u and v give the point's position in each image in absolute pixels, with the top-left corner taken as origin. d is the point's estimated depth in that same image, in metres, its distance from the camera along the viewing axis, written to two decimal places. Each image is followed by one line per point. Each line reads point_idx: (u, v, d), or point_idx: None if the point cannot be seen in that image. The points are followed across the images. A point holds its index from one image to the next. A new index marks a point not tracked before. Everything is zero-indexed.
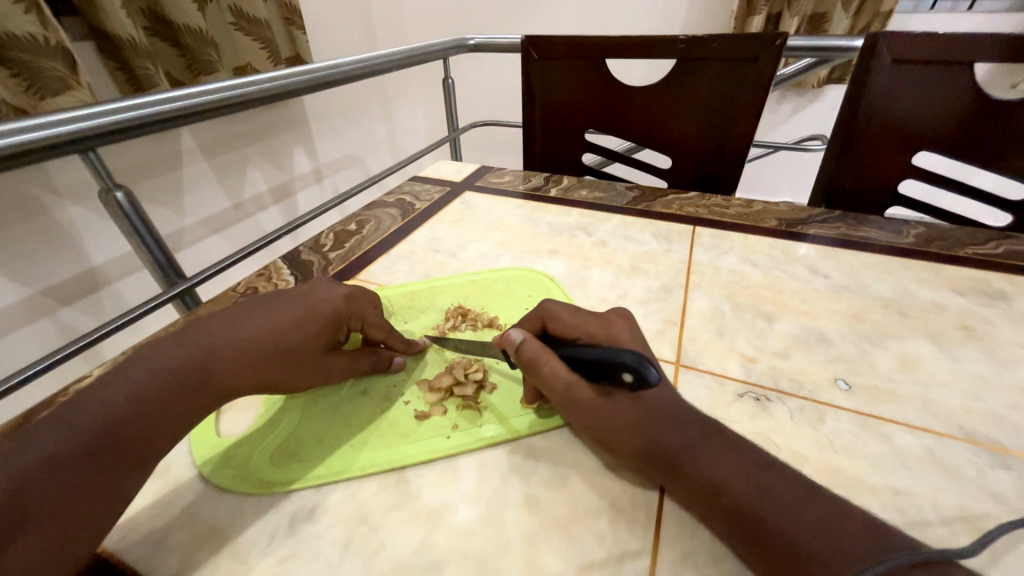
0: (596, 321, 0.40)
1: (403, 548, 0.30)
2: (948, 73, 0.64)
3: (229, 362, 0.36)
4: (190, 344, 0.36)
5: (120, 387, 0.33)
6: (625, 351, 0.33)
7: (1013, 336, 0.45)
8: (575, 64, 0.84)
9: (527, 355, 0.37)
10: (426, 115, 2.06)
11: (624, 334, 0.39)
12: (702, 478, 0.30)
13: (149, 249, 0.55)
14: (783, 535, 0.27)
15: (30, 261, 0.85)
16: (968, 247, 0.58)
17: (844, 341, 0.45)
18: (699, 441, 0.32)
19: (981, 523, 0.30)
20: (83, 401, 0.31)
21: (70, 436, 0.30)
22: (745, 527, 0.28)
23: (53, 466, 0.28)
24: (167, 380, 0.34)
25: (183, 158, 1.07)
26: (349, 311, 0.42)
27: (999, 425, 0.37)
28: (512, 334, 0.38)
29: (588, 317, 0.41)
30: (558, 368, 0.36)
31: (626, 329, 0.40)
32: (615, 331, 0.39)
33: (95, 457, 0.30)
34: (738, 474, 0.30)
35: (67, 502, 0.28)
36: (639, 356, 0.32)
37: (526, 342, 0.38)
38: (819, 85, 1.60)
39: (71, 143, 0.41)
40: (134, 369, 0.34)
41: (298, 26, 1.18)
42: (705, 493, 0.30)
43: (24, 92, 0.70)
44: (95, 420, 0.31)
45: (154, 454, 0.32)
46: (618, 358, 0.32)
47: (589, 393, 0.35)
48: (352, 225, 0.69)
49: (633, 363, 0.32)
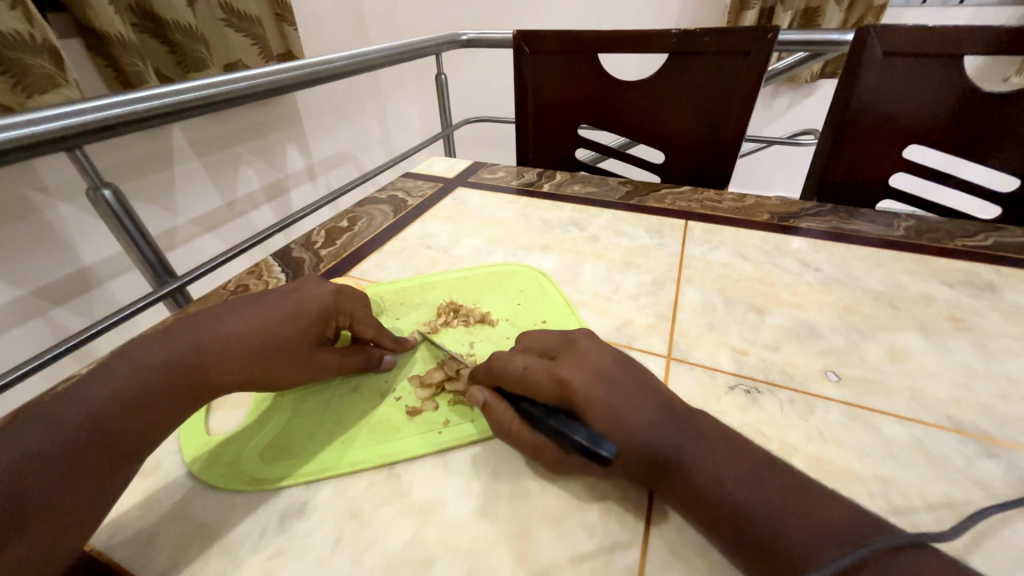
0: (546, 373, 0.34)
1: (394, 544, 0.30)
2: (937, 66, 0.64)
3: (214, 359, 0.36)
4: (175, 340, 0.36)
5: (105, 384, 0.32)
6: (577, 431, 0.30)
7: (1000, 327, 0.46)
8: (567, 59, 0.84)
9: (493, 418, 0.35)
10: (419, 112, 2.05)
11: (578, 379, 0.33)
12: (684, 488, 0.30)
13: (139, 248, 0.55)
14: (765, 540, 0.27)
15: (20, 261, 0.84)
16: (958, 239, 0.59)
17: (834, 333, 0.45)
18: (677, 450, 0.31)
19: (967, 509, 0.30)
20: (65, 399, 0.31)
21: (53, 434, 0.29)
22: (729, 533, 0.28)
23: (38, 462, 0.28)
24: (151, 377, 0.34)
25: (174, 156, 1.06)
26: (336, 307, 0.42)
27: (985, 414, 0.37)
28: (473, 394, 0.35)
29: (535, 371, 0.34)
30: (523, 431, 0.33)
31: (582, 374, 0.34)
32: (568, 382, 0.33)
33: (81, 452, 0.29)
34: (723, 480, 0.29)
35: (51, 500, 0.28)
36: (593, 432, 0.30)
37: (489, 401, 0.35)
38: (812, 80, 1.60)
39: (57, 141, 0.41)
40: (118, 367, 0.34)
41: (289, 22, 1.17)
42: (687, 502, 0.30)
43: (12, 90, 0.69)
44: (80, 416, 0.31)
45: (139, 452, 0.32)
46: (570, 435, 0.30)
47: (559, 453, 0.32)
48: (344, 223, 0.68)
49: (588, 446, 0.29)
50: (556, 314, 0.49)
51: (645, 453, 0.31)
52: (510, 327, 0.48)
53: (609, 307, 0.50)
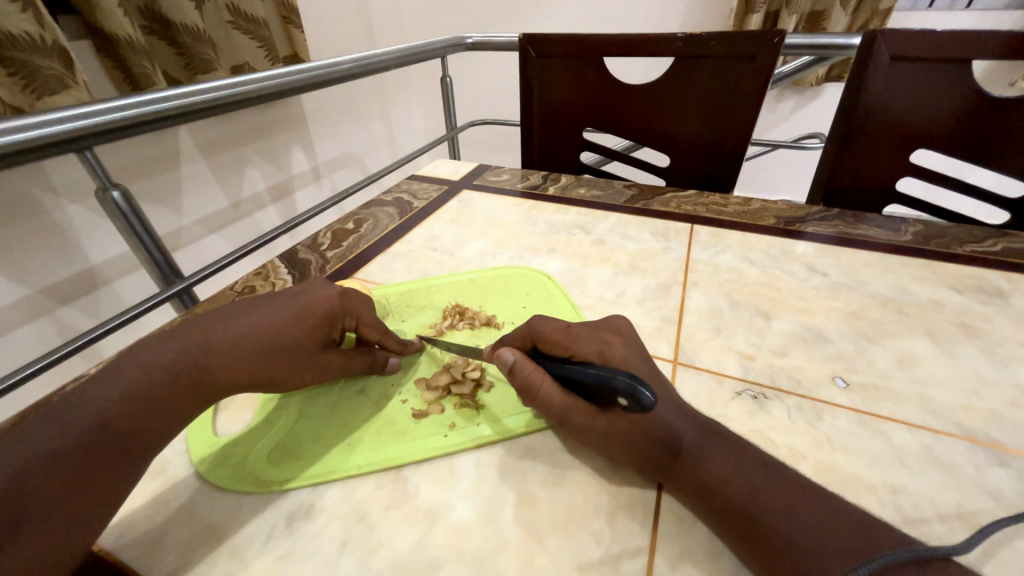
0: (589, 334, 0.38)
1: (401, 547, 0.30)
2: (945, 71, 0.64)
3: (223, 359, 0.36)
4: (183, 340, 0.36)
5: (112, 385, 0.33)
6: (618, 373, 0.32)
7: (1009, 334, 0.45)
8: (572, 62, 0.84)
9: (520, 378, 0.36)
10: (424, 114, 2.06)
11: (618, 343, 0.37)
12: (699, 482, 0.30)
13: (147, 249, 0.55)
14: (777, 535, 0.27)
15: (28, 261, 0.85)
16: (967, 245, 0.58)
17: (843, 339, 0.45)
18: (695, 444, 0.32)
19: (978, 519, 0.30)
20: (74, 400, 0.31)
21: (61, 435, 0.29)
22: (740, 528, 0.28)
23: (44, 464, 0.28)
24: (159, 377, 0.34)
25: (181, 157, 1.06)
26: (343, 309, 0.42)
27: (995, 422, 0.37)
28: (505, 353, 0.36)
29: (579, 332, 0.38)
30: (552, 390, 0.35)
31: (621, 341, 0.38)
32: (608, 343, 0.37)
33: (89, 453, 0.30)
34: (737, 476, 0.30)
35: (60, 501, 0.28)
36: (633, 378, 0.31)
37: (518, 361, 0.36)
38: (817, 83, 1.59)
39: (65, 142, 0.41)
40: (126, 367, 0.34)
41: (296, 25, 1.17)
42: (700, 496, 0.30)
43: (21, 92, 0.70)
44: (87, 417, 0.31)
45: (147, 452, 0.32)
46: (611, 380, 0.31)
47: (585, 414, 0.34)
48: (350, 224, 0.69)
49: (628, 385, 0.30)
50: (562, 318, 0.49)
51: (666, 444, 0.32)
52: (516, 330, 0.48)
53: (615, 311, 0.50)
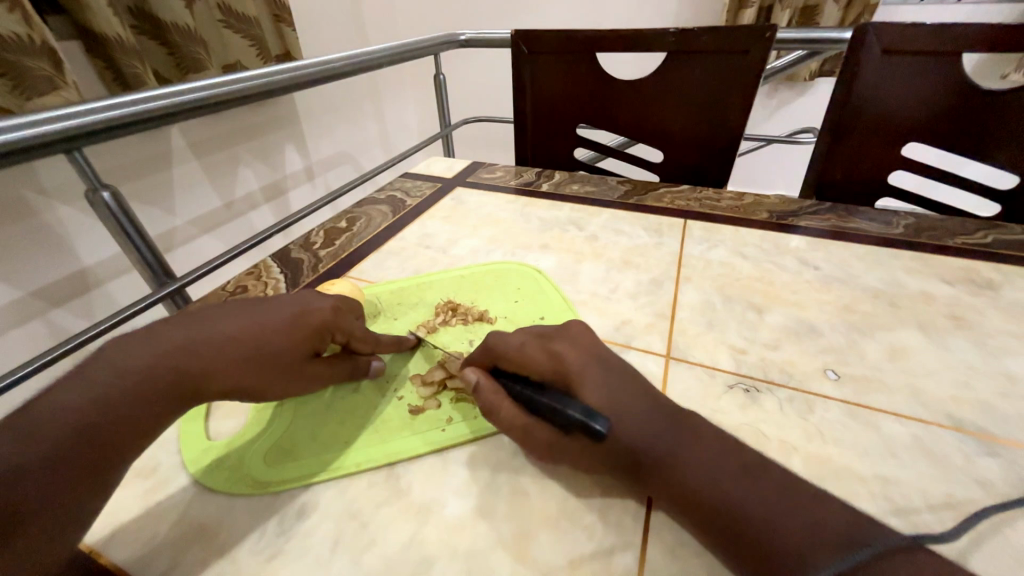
0: (541, 350, 0.36)
1: (393, 545, 0.30)
2: (937, 65, 0.64)
3: (199, 365, 0.35)
4: (156, 342, 0.35)
5: (82, 391, 0.31)
6: (571, 405, 0.32)
7: (1000, 326, 0.45)
8: (564, 58, 0.84)
9: (482, 400, 0.35)
10: (417, 111, 2.05)
11: (573, 356, 0.35)
12: (679, 491, 0.29)
13: (138, 249, 0.54)
14: (757, 547, 0.26)
15: (20, 263, 0.84)
16: (957, 237, 0.58)
17: (834, 332, 0.45)
18: (674, 452, 0.30)
19: (967, 509, 0.30)
20: (43, 407, 0.30)
21: (28, 446, 0.28)
22: (721, 538, 0.27)
23: (3, 480, 0.26)
24: (135, 381, 0.33)
25: (173, 157, 1.06)
26: (335, 324, 0.41)
27: (985, 412, 0.37)
28: (466, 375, 0.36)
29: (531, 346, 0.36)
30: (512, 412, 0.34)
31: (576, 353, 0.36)
32: (562, 357, 0.35)
33: (57, 466, 0.28)
34: (715, 486, 0.29)
35: (38, 511, 0.27)
36: (587, 408, 0.32)
37: (482, 382, 0.35)
38: (811, 77, 1.60)
39: (54, 143, 0.40)
40: (95, 371, 0.32)
41: (287, 23, 1.17)
42: (678, 503, 0.29)
43: (11, 92, 0.69)
44: (53, 427, 0.29)
45: (127, 458, 0.32)
46: (564, 410, 0.32)
47: (547, 436, 0.33)
48: (342, 223, 0.68)
49: (582, 418, 0.31)
50: (555, 312, 0.49)
51: (640, 450, 0.31)
52: (509, 324, 0.49)
53: (607, 307, 0.50)
